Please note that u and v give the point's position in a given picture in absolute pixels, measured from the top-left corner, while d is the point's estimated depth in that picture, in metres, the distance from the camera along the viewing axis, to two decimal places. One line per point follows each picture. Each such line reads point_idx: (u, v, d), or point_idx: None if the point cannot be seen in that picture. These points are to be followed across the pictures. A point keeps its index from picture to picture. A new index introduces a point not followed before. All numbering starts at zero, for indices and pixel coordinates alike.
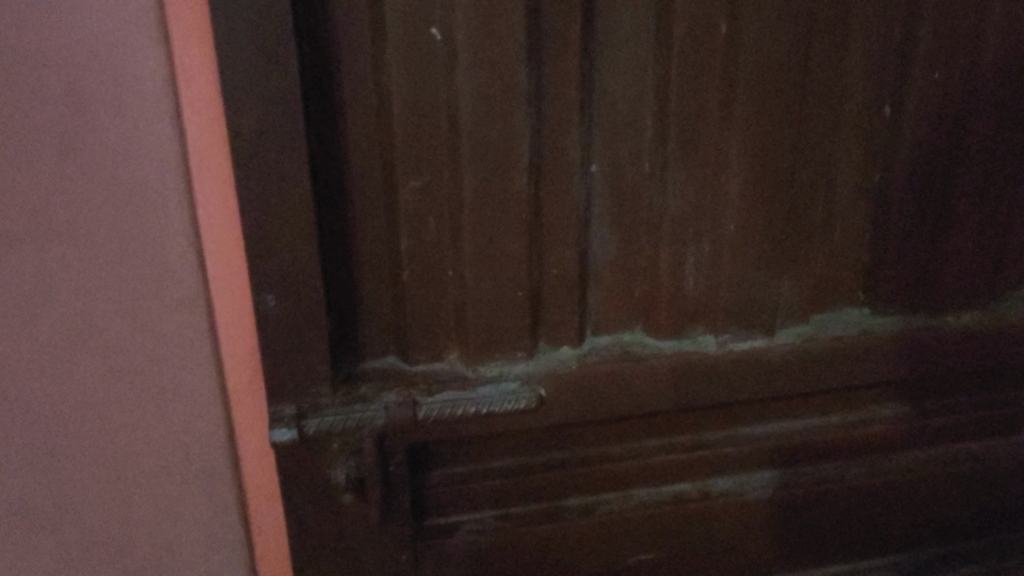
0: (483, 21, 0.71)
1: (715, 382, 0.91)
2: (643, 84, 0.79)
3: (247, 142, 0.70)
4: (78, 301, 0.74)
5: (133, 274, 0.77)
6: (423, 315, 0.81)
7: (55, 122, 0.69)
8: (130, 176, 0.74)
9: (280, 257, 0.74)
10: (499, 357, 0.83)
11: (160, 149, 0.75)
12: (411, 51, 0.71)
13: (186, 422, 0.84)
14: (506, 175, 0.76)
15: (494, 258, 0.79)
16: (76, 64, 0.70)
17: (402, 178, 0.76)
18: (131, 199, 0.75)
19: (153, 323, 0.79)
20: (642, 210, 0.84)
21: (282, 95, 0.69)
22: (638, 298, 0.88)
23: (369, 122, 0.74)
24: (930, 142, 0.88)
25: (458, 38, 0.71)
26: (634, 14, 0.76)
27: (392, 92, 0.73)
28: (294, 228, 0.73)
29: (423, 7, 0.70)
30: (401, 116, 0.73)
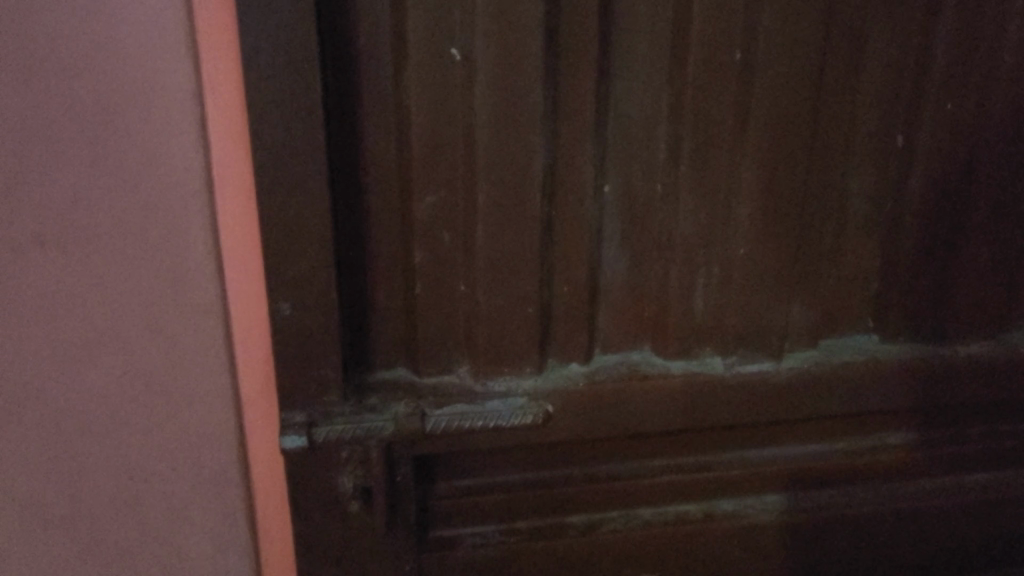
0: (502, 43, 0.72)
1: (722, 404, 0.91)
2: (657, 107, 0.80)
3: (269, 153, 0.72)
4: (98, 301, 0.78)
5: (152, 278, 0.79)
6: (434, 328, 0.83)
7: (85, 130, 0.74)
8: (152, 182, 0.77)
9: (296, 266, 0.75)
10: (507, 372, 0.84)
11: (184, 157, 0.77)
12: (432, 70, 0.73)
13: (199, 428, 0.85)
14: (520, 193, 0.78)
15: (506, 274, 0.80)
16: (106, 75, 0.73)
17: (418, 193, 0.77)
18: (153, 205, 0.77)
19: (169, 328, 0.81)
20: (654, 231, 0.85)
21: (305, 109, 0.71)
22: (648, 317, 0.88)
23: (388, 138, 0.76)
24: (943, 173, 0.88)
25: (477, 58, 0.73)
26: (650, 39, 0.78)
27: (411, 109, 0.75)
28: (311, 239, 0.75)
29: (444, 28, 0.72)
30: (419, 132, 0.75)
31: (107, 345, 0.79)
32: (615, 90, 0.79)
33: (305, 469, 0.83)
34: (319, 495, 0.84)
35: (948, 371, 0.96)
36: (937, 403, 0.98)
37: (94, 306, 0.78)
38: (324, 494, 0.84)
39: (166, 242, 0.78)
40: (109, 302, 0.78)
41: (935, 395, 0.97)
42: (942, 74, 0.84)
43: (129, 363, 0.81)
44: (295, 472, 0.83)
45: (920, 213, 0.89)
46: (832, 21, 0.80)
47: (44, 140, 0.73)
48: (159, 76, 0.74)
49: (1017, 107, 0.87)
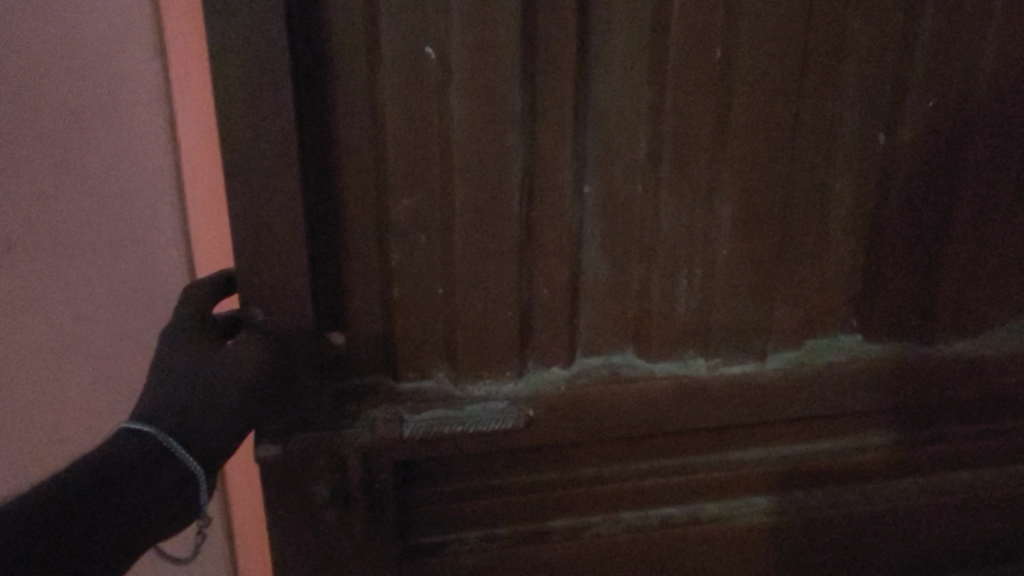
0: (477, 40, 0.71)
1: (705, 406, 0.91)
2: (636, 105, 0.79)
3: (239, 155, 0.70)
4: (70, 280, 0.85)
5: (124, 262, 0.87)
6: (412, 333, 0.81)
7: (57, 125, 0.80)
8: (117, 179, 0.84)
9: (268, 268, 0.74)
10: (487, 375, 0.83)
11: (153, 147, 0.85)
12: (406, 68, 0.72)
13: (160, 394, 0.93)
14: (498, 193, 0.76)
15: (485, 277, 0.79)
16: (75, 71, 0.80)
17: (394, 195, 0.75)
18: (119, 198, 0.85)
19: (130, 307, 0.89)
20: (635, 231, 0.84)
21: (275, 109, 0.69)
22: (629, 319, 0.87)
23: (362, 137, 0.74)
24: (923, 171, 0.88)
25: (452, 56, 0.72)
26: (629, 36, 0.76)
27: (386, 108, 0.73)
28: (284, 242, 0.73)
29: (418, 25, 0.71)
30: (394, 132, 0.73)
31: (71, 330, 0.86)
32: (592, 88, 0.78)
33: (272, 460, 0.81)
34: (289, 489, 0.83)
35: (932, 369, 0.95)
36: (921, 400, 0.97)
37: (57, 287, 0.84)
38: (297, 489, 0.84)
39: (132, 234, 0.87)
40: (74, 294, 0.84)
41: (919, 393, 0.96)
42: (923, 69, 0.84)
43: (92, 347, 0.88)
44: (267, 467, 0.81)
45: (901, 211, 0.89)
46: (811, 19, 0.79)
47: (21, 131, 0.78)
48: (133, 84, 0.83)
49: (997, 104, 0.86)
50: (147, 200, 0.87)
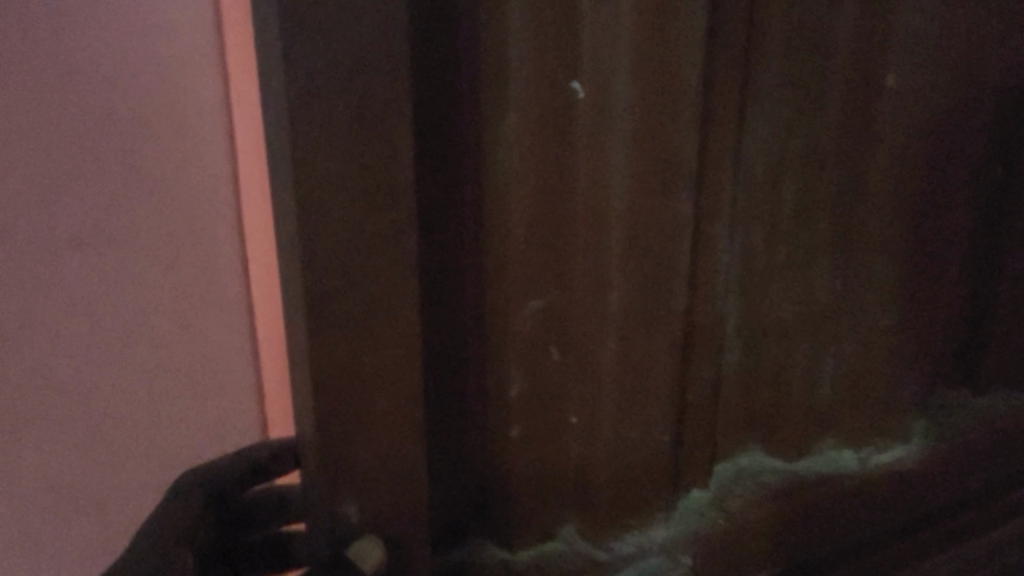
0: (654, 61, 0.50)
1: (853, 513, 0.73)
2: (785, 143, 0.60)
3: (306, 265, 0.41)
4: (60, 359, 0.56)
5: (152, 331, 0.58)
6: (547, 482, 0.58)
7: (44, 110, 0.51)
8: (143, 205, 0.55)
9: (364, 430, 0.46)
10: (635, 521, 0.62)
11: (193, 154, 0.56)
12: (549, 101, 0.49)
13: None
14: (662, 278, 0.56)
15: (639, 393, 0.58)
16: (78, 29, 0.50)
17: (525, 293, 0.52)
18: (128, 217, 0.55)
19: (162, 436, 0.61)
20: (778, 306, 0.65)
21: (369, 180, 0.42)
22: (763, 414, 0.69)
23: (490, 211, 0.50)
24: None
25: (617, 81, 0.50)
26: (788, 50, 0.58)
27: (514, 165, 0.49)
28: (386, 389, 0.46)
29: (567, 37, 0.48)
30: (526, 201, 0.50)
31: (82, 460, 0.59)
32: (756, 116, 0.58)
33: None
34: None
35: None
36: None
37: (46, 399, 0.56)
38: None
39: (165, 320, 0.58)
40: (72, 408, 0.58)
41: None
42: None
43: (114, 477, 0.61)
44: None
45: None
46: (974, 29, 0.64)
47: None
48: (161, 58, 0.53)
49: None
50: (187, 243, 0.57)
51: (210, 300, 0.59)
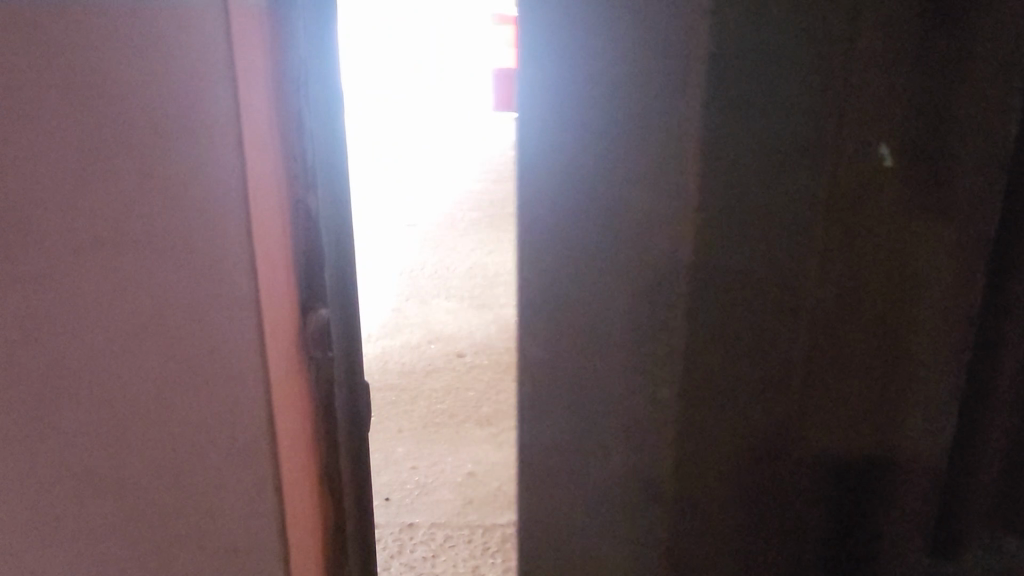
0: (877, 123, 0.74)
1: (983, 506, 0.89)
2: (990, 190, 0.77)
3: (605, 262, 0.77)
4: (121, 368, 0.66)
5: (187, 357, 0.67)
6: (784, 414, 0.85)
7: (111, 157, 0.62)
8: (178, 241, 0.64)
9: (639, 363, 0.81)
10: (831, 449, 0.87)
11: (219, 205, 0.64)
12: (815, 146, 0.74)
13: (234, 545, 0.72)
14: (864, 271, 0.80)
15: (846, 354, 0.83)
16: (134, 92, 0.61)
17: (765, 277, 0.79)
18: (168, 251, 0.64)
19: (193, 453, 0.69)
20: (937, 320, 0.81)
21: (644, 220, 0.76)
22: (966, 411, 0.85)
23: (766, 224, 0.77)
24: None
25: (865, 130, 0.74)
26: (983, 112, 0.74)
27: (773, 194, 0.76)
28: (653, 334, 0.80)
29: (830, 101, 0.73)
30: (757, 212, 0.76)
31: (158, 400, 0.67)
32: (965, 155, 0.75)
33: (348, 461, 0.81)
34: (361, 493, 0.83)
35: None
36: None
37: (113, 397, 0.67)
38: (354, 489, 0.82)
39: (195, 351, 0.67)
40: (158, 356, 0.66)
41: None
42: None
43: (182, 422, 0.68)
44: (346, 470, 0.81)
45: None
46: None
47: (74, 158, 0.61)
48: (196, 119, 0.62)
49: None
50: (213, 282, 0.66)
51: (230, 338, 0.67)
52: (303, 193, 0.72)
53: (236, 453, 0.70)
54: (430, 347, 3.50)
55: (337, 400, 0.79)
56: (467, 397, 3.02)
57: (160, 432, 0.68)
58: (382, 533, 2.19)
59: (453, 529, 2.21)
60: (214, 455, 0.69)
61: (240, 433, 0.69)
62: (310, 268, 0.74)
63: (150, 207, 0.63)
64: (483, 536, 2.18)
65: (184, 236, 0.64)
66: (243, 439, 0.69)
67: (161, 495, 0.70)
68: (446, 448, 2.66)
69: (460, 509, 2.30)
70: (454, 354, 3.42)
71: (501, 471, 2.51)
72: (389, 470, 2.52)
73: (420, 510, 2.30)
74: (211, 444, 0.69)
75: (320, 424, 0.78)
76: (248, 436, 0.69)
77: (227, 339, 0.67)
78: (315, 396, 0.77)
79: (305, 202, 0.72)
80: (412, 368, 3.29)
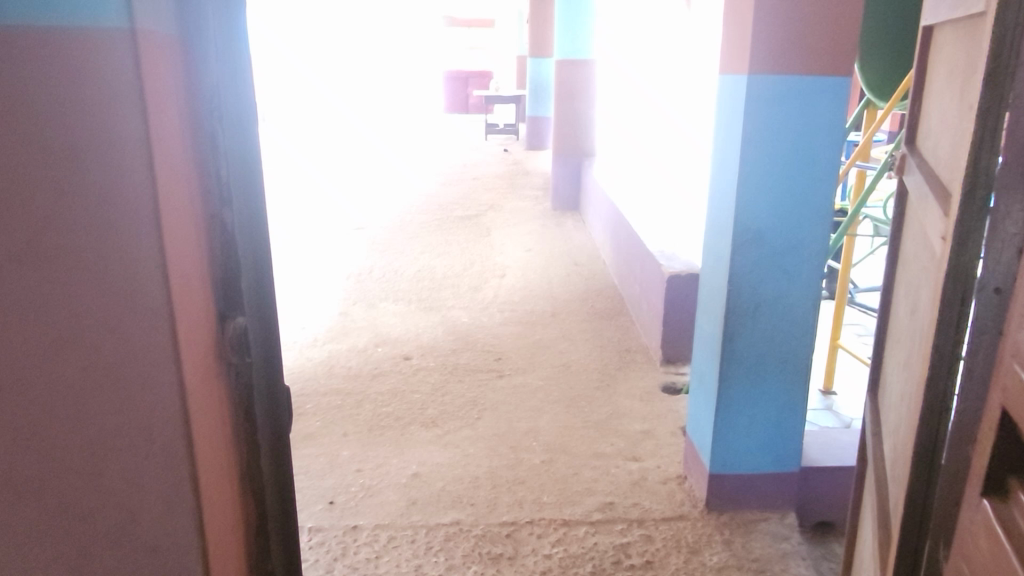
0: None
1: None
2: None
3: None
4: (34, 380, 0.68)
5: (99, 366, 0.69)
6: None
7: (18, 178, 0.63)
8: (89, 257, 0.67)
9: None
10: None
11: (131, 223, 0.67)
12: None
13: (153, 542, 0.75)
14: None
15: None
16: (41, 114, 0.63)
17: None
18: (79, 267, 0.67)
19: (108, 454, 0.72)
20: None
21: None
22: None
23: None
24: (956, 268, 0.91)
25: None
26: None
27: None
28: None
29: None
30: None
31: (80, 405, 0.70)
32: None
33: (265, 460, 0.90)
34: (282, 491, 0.94)
35: (941, 454, 0.97)
36: (921, 473, 1.00)
37: (25, 408, 0.68)
38: (274, 487, 0.93)
39: (108, 360, 0.69)
40: (77, 365, 0.69)
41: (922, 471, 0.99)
42: (981, 138, 0.85)
43: (104, 427, 0.71)
44: (268, 472, 0.91)
45: (938, 301, 0.94)
46: None
47: None
48: (107, 143, 0.65)
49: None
50: (125, 295, 0.68)
51: (144, 346, 0.70)
52: (220, 210, 0.80)
53: (154, 454, 0.73)
54: (376, 351, 3.52)
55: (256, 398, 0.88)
56: (412, 400, 3.06)
57: (81, 435, 0.70)
58: (325, 537, 2.20)
59: (397, 530, 2.23)
60: (134, 456, 0.72)
61: (159, 434, 0.73)
62: (226, 279, 0.82)
63: (64, 223, 0.65)
64: (427, 536, 2.21)
65: (98, 250, 0.67)
66: (162, 439, 0.73)
67: (78, 499, 0.72)
68: (391, 450, 2.69)
69: (405, 510, 2.33)
70: (400, 358, 3.44)
71: (445, 472, 2.55)
72: (334, 474, 2.53)
73: (364, 513, 2.32)
74: (130, 445, 0.72)
75: (241, 426, 0.87)
76: (166, 437, 0.73)
77: (141, 346, 0.70)
78: (236, 402, 0.86)
79: (222, 217, 0.80)
80: (357, 372, 3.30)
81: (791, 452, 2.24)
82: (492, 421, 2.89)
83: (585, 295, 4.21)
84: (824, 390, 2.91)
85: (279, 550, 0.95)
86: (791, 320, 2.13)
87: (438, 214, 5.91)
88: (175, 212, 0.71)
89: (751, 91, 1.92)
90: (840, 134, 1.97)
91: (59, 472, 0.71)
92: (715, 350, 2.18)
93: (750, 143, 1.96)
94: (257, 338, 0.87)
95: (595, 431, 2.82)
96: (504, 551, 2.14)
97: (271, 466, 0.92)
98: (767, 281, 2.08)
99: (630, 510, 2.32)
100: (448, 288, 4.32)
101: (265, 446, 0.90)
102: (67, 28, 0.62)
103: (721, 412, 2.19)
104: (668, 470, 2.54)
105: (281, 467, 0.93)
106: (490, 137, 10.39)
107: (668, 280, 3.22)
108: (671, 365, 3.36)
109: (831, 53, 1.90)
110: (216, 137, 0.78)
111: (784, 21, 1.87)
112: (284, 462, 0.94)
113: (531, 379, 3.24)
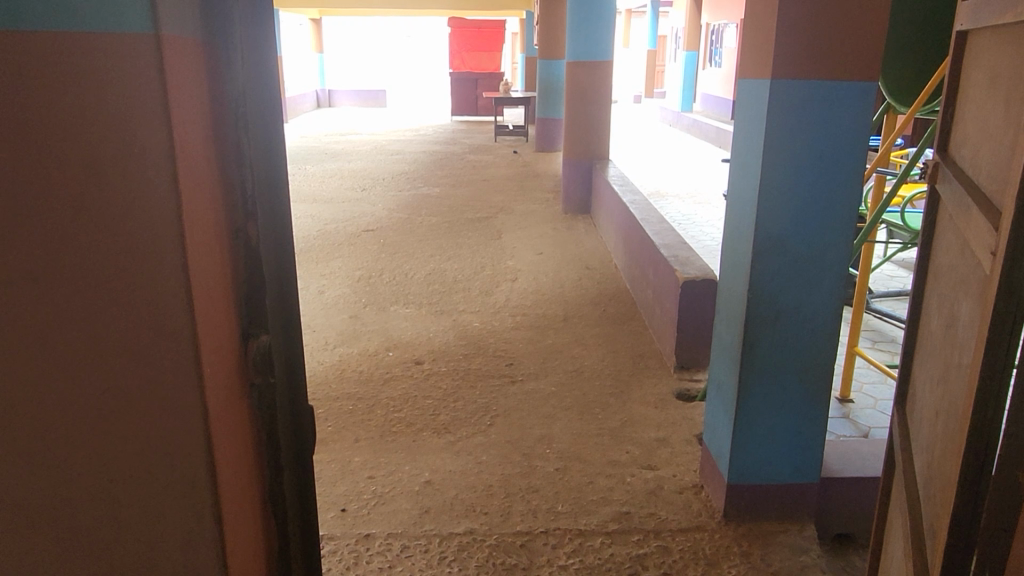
0: None
1: None
2: None
3: None
4: (57, 404, 0.65)
5: (121, 389, 0.67)
6: None
7: (39, 196, 0.60)
8: (113, 276, 0.64)
9: None
10: None
11: (155, 241, 0.64)
12: None
13: (174, 568, 0.73)
14: None
15: None
16: (62, 127, 0.60)
17: None
18: (102, 286, 0.64)
19: (127, 481, 0.69)
20: None
21: None
22: None
23: None
24: (1007, 284, 0.87)
25: None
26: None
27: None
28: None
29: None
30: None
31: (96, 430, 0.67)
32: None
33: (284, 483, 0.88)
34: (303, 503, 0.94)
35: (987, 475, 0.93)
36: (968, 497, 0.94)
37: (43, 432, 0.66)
38: (296, 502, 0.92)
39: (130, 382, 0.67)
40: (95, 387, 0.66)
41: (969, 496, 0.94)
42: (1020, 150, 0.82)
43: (124, 451, 0.68)
44: (290, 488, 0.91)
45: (988, 317, 0.90)
46: None
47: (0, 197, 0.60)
48: (132, 156, 0.62)
49: None
50: (149, 317, 0.66)
51: (166, 366, 0.68)
52: (244, 223, 0.76)
53: (175, 482, 0.71)
54: (388, 355, 3.48)
55: (272, 422, 0.84)
56: (424, 406, 3.02)
57: (98, 459, 0.68)
58: (337, 545, 2.17)
59: (409, 540, 2.20)
60: (152, 482, 0.70)
61: (179, 462, 0.70)
62: (250, 296, 0.78)
63: (83, 240, 0.62)
64: (440, 545, 2.17)
65: (117, 270, 0.64)
66: (181, 467, 0.71)
67: (96, 527, 0.70)
68: (403, 457, 2.65)
69: (418, 518, 2.30)
70: (411, 362, 3.41)
71: (457, 480, 2.51)
72: (345, 482, 2.50)
73: (376, 521, 2.28)
74: (148, 474, 0.70)
75: (263, 446, 0.84)
76: (187, 465, 0.71)
77: (162, 368, 0.67)
78: (258, 425, 0.83)
79: (246, 231, 0.77)
80: (368, 377, 3.27)
81: (811, 464, 2.19)
82: (505, 427, 2.85)
83: (598, 299, 4.17)
84: (843, 398, 2.85)
85: (300, 563, 0.94)
86: (811, 329, 2.08)
87: (448, 217, 5.88)
88: (199, 227, 0.68)
89: (774, 96, 1.88)
90: (863, 140, 1.92)
91: (76, 497, 0.68)
92: (735, 358, 2.13)
93: (772, 149, 1.92)
94: (278, 354, 0.85)
95: (609, 438, 2.77)
96: (518, 563, 2.10)
97: (292, 480, 0.91)
98: (788, 289, 2.03)
99: (647, 520, 2.28)
100: (459, 292, 4.28)
101: (286, 462, 0.89)
102: (85, 35, 0.59)
103: (739, 422, 2.15)
104: (683, 479, 2.49)
105: (301, 482, 0.92)
106: (500, 138, 10.36)
107: (683, 285, 3.18)
108: (685, 372, 3.30)
109: (857, 58, 1.86)
110: (241, 146, 0.74)
111: (811, 26, 1.82)
112: (305, 475, 0.93)
113: (544, 386, 3.20)
